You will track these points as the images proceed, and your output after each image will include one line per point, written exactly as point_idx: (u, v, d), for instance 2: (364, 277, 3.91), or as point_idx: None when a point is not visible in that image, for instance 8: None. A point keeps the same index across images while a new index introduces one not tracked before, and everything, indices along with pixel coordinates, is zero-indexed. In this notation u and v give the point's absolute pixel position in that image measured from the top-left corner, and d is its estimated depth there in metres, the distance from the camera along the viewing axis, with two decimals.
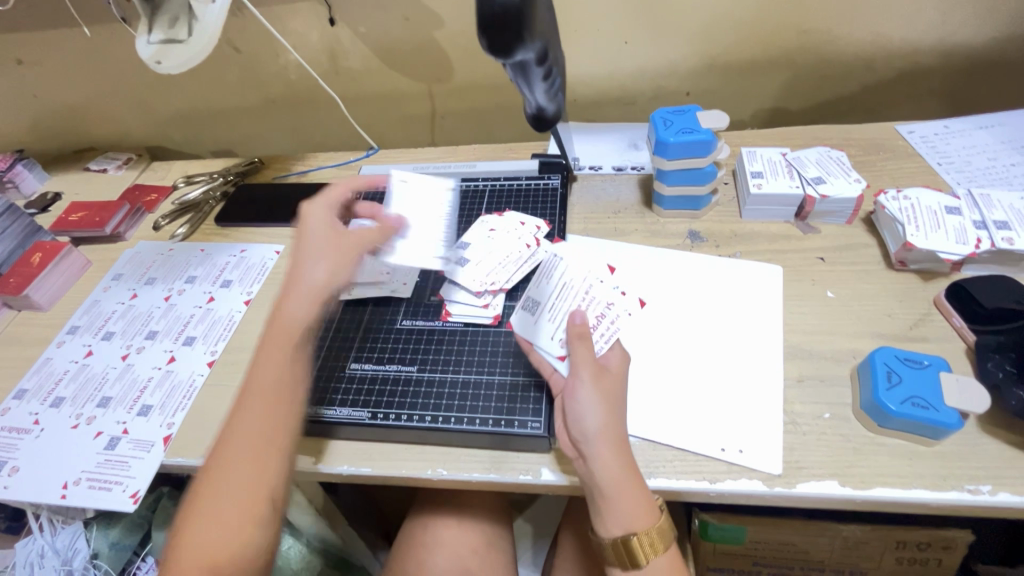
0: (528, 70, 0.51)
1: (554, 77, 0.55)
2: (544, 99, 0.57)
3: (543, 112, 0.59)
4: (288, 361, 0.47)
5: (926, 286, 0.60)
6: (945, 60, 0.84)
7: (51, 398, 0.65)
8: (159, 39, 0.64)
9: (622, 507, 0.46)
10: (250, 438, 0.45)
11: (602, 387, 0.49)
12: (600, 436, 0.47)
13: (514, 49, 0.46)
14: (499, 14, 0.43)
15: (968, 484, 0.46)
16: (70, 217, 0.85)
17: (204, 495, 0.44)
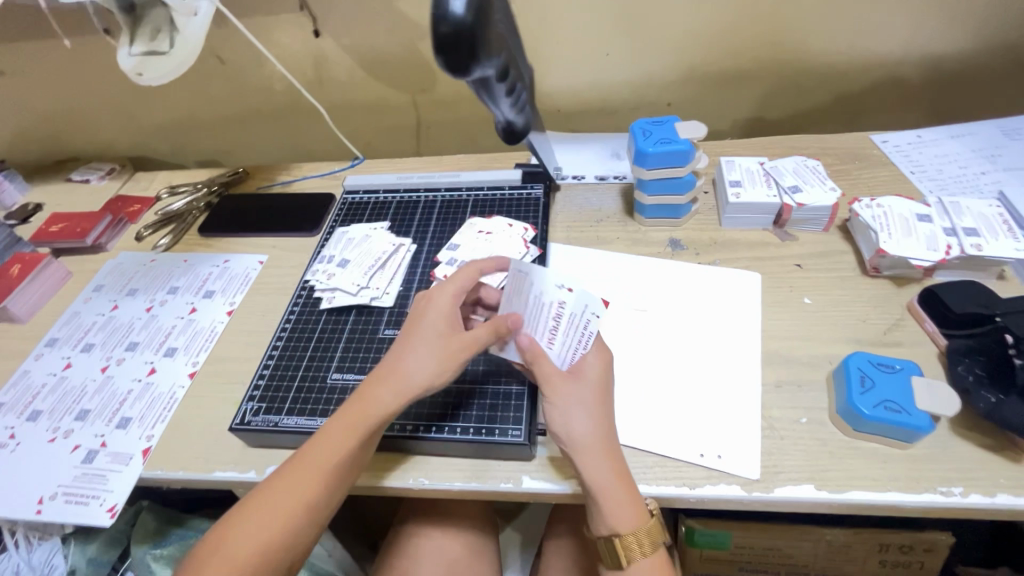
0: (489, 84, 0.58)
1: (515, 90, 0.61)
2: (511, 112, 0.63)
3: (512, 125, 0.64)
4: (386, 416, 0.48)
5: (900, 292, 0.61)
6: (916, 72, 0.87)
7: (27, 412, 0.65)
8: (140, 51, 0.64)
9: (612, 514, 0.47)
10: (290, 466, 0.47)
11: (577, 396, 0.49)
12: (583, 445, 0.47)
13: (471, 67, 0.53)
14: (453, 35, 0.50)
15: (941, 486, 0.47)
16: (51, 228, 0.85)
17: (259, 508, 0.45)
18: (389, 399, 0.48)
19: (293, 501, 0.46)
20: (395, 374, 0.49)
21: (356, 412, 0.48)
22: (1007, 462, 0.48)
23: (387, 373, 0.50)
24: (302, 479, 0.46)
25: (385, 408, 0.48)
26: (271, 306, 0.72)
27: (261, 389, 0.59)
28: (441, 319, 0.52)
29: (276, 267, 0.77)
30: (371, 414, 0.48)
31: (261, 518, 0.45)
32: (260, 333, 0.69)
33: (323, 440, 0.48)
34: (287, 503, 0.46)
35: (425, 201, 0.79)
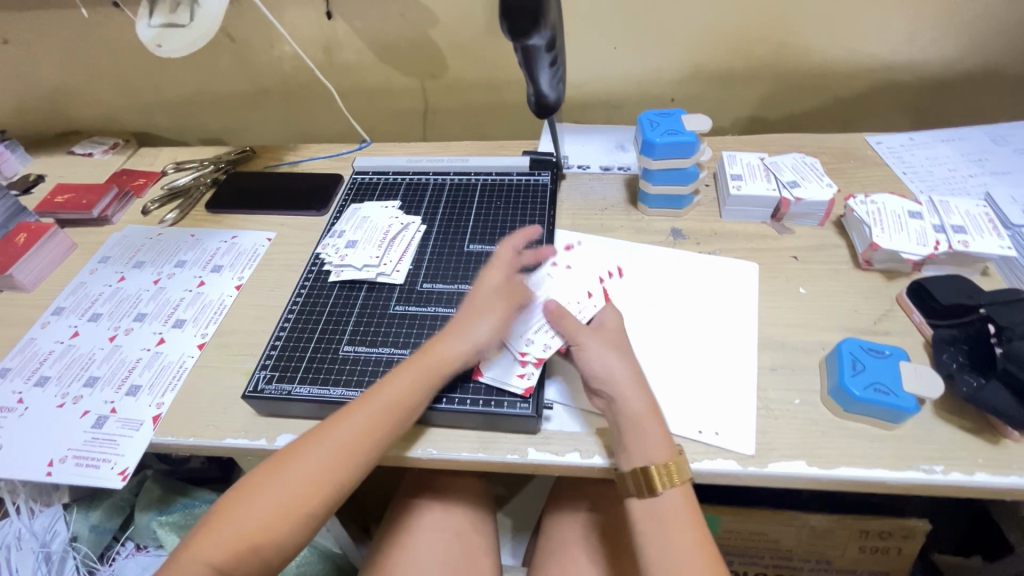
0: (537, 55, 0.60)
1: (557, 64, 0.63)
2: (548, 87, 0.65)
3: (544, 100, 0.66)
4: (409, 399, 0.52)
5: (889, 284, 0.64)
6: (910, 78, 0.90)
7: (35, 378, 0.65)
8: (159, 23, 0.65)
9: (647, 445, 0.50)
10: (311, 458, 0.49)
11: (604, 339, 0.56)
12: (627, 394, 0.52)
13: (530, 34, 0.56)
14: (519, 2, 0.53)
15: (923, 464, 0.50)
16: (56, 199, 0.85)
17: (268, 473, 0.48)
18: (400, 385, 0.52)
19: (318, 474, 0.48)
20: (428, 361, 0.54)
21: (392, 398, 0.52)
22: (985, 444, 0.51)
23: (441, 356, 0.54)
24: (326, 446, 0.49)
25: (405, 390, 0.52)
26: (279, 282, 0.73)
27: (273, 359, 0.60)
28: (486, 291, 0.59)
29: (284, 244, 0.78)
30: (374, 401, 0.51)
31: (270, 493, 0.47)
32: (269, 307, 0.70)
33: (346, 417, 0.51)
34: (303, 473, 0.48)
35: (434, 184, 0.80)
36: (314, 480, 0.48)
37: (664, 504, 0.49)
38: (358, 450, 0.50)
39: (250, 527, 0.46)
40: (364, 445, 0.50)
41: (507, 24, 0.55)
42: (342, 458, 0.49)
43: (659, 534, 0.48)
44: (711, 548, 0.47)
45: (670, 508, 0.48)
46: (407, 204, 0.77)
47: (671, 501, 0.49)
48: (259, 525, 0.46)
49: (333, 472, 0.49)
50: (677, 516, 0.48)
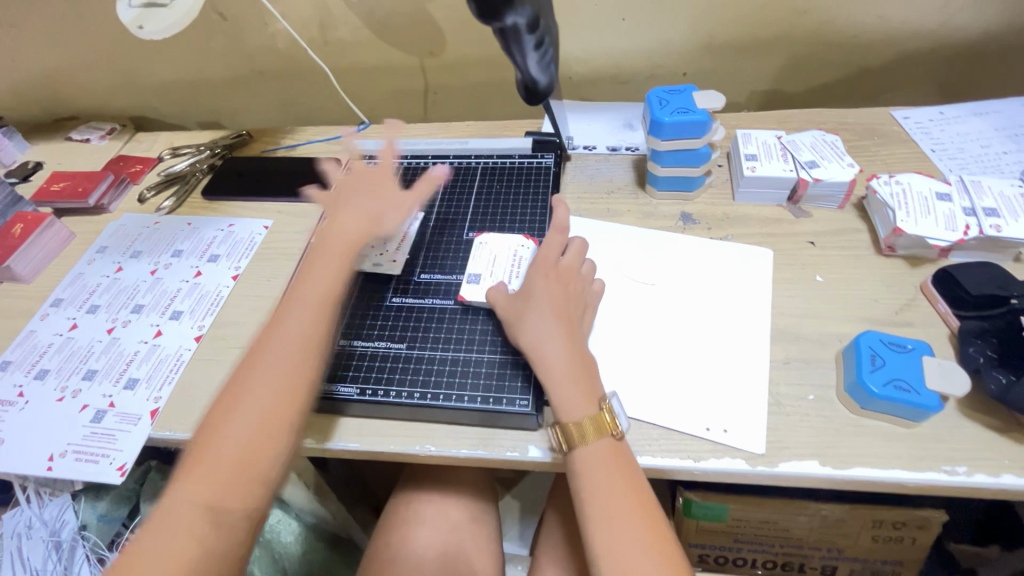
0: (519, 35, 0.59)
1: (545, 48, 0.61)
2: (538, 71, 0.61)
3: (534, 84, 0.62)
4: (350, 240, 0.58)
5: (913, 271, 0.61)
6: (943, 46, 0.84)
7: (35, 370, 0.65)
8: (140, 3, 0.61)
9: (562, 396, 0.50)
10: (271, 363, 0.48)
11: (536, 300, 0.54)
12: (540, 348, 0.52)
13: (502, 8, 0.56)
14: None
15: (945, 465, 0.47)
16: (52, 188, 0.83)
17: (235, 396, 0.47)
18: (308, 317, 0.51)
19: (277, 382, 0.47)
20: (342, 241, 0.58)
21: (343, 246, 0.57)
22: (1012, 444, 0.48)
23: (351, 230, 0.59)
24: (259, 382, 0.47)
25: (335, 277, 0.55)
26: (276, 272, 0.71)
27: None
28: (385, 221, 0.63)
29: (281, 233, 0.76)
30: (289, 333, 0.50)
31: (235, 418, 0.46)
32: (266, 298, 0.68)
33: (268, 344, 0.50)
34: (264, 387, 0.47)
35: (432, 168, 0.77)
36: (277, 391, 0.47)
37: (590, 464, 0.48)
38: (302, 365, 0.49)
39: (238, 444, 0.44)
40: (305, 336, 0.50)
41: (476, 1, 0.56)
42: (290, 384, 0.48)
43: (588, 499, 0.47)
44: (646, 499, 0.47)
45: (597, 466, 0.47)
46: (404, 191, 0.74)
47: (599, 461, 0.47)
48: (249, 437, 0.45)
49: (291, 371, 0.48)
50: (607, 479, 0.47)
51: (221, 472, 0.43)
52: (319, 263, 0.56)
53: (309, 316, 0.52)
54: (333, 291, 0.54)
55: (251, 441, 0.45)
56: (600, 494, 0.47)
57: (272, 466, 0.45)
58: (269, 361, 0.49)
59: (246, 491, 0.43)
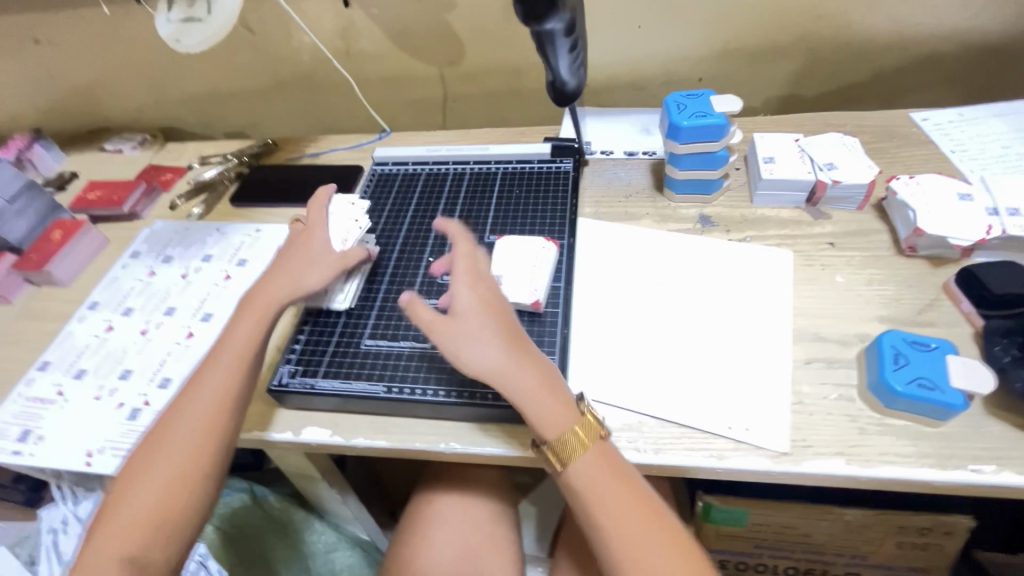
0: (555, 38, 0.61)
1: (576, 48, 0.63)
2: (568, 74, 0.64)
3: (563, 85, 0.65)
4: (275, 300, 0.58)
5: (935, 272, 0.61)
6: (960, 48, 0.84)
7: (73, 370, 0.67)
8: (178, 18, 0.64)
9: (566, 444, 0.48)
10: (187, 422, 0.51)
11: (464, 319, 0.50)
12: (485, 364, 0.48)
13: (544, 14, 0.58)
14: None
15: (971, 464, 0.47)
16: (88, 196, 0.87)
17: (151, 450, 0.50)
18: (223, 376, 0.53)
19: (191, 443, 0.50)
20: (262, 302, 0.58)
21: (263, 306, 0.57)
22: None
23: (273, 294, 0.58)
24: (174, 443, 0.50)
25: (247, 338, 0.56)
26: None
27: (296, 352, 0.61)
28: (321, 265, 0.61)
29: None
30: (204, 392, 0.52)
31: (150, 473, 0.49)
32: None
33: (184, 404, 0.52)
34: (172, 447, 0.50)
35: (453, 174, 0.79)
36: (187, 452, 0.50)
37: (607, 491, 0.47)
38: (219, 423, 0.51)
39: (145, 503, 0.48)
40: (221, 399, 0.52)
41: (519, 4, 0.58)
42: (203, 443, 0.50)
43: (614, 539, 0.46)
44: (653, 509, 0.47)
45: (598, 485, 0.47)
46: (426, 196, 0.76)
47: (597, 479, 0.48)
48: (158, 495, 0.48)
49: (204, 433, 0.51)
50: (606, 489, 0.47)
51: (138, 528, 0.47)
52: (242, 320, 0.57)
53: (224, 373, 0.54)
54: (249, 349, 0.55)
55: (161, 502, 0.48)
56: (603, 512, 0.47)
57: (193, 519, 0.49)
58: (184, 420, 0.51)
59: (165, 545, 0.47)
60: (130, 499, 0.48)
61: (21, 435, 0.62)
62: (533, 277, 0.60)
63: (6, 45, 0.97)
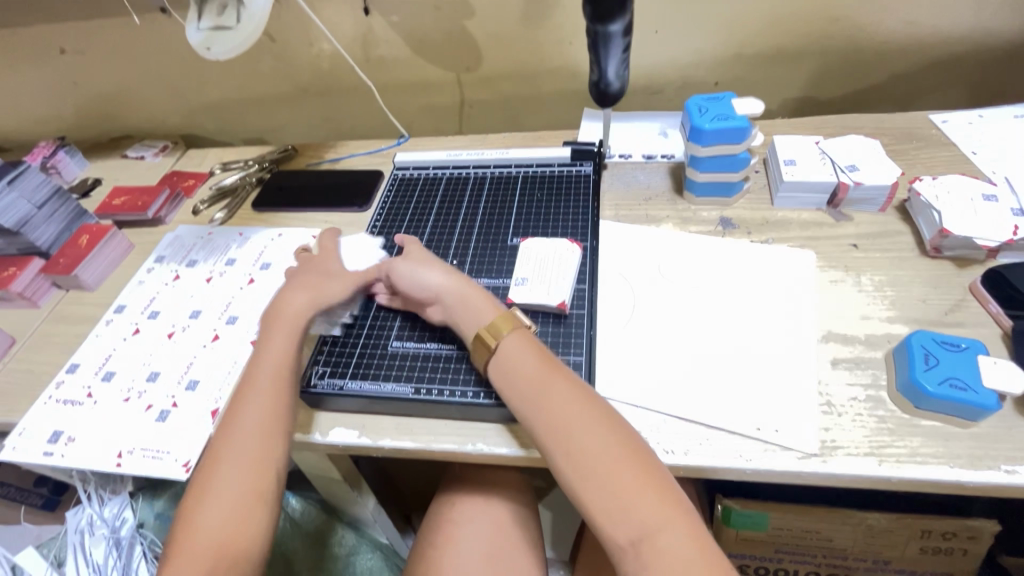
0: (612, 40, 0.61)
1: (629, 51, 0.63)
2: (614, 75, 0.64)
3: (608, 87, 0.65)
4: (298, 311, 0.58)
5: (961, 273, 0.60)
6: (978, 50, 0.84)
7: (102, 373, 0.68)
8: (208, 26, 0.65)
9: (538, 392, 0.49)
10: (240, 441, 0.50)
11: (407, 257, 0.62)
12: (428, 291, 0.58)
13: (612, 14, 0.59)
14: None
15: (1004, 464, 0.47)
16: (113, 202, 0.88)
17: (207, 473, 0.49)
18: (264, 390, 0.53)
19: (247, 457, 0.49)
20: (290, 319, 0.58)
21: (290, 322, 0.57)
22: None
23: (292, 311, 0.58)
24: (230, 467, 0.48)
25: (281, 352, 0.55)
26: None
27: (323, 355, 0.61)
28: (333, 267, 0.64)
29: None
30: (248, 413, 0.51)
31: (210, 497, 0.47)
32: None
33: (233, 422, 0.51)
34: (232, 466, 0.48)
35: (474, 178, 0.80)
36: (247, 468, 0.48)
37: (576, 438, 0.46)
38: (272, 440, 0.50)
39: (216, 524, 0.46)
40: (267, 412, 0.52)
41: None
42: (260, 461, 0.49)
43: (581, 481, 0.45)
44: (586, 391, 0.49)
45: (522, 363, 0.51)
46: (448, 199, 0.77)
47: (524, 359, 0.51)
48: (224, 517, 0.46)
49: (256, 444, 0.50)
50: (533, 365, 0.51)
51: (207, 552, 0.44)
52: (273, 336, 0.57)
53: (265, 391, 0.53)
54: (286, 366, 0.55)
55: (228, 522, 0.46)
56: (531, 383, 0.50)
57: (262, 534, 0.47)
58: (235, 440, 0.50)
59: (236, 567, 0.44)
60: (196, 525, 0.46)
61: (52, 436, 0.63)
62: (560, 279, 0.61)
63: (32, 54, 0.99)
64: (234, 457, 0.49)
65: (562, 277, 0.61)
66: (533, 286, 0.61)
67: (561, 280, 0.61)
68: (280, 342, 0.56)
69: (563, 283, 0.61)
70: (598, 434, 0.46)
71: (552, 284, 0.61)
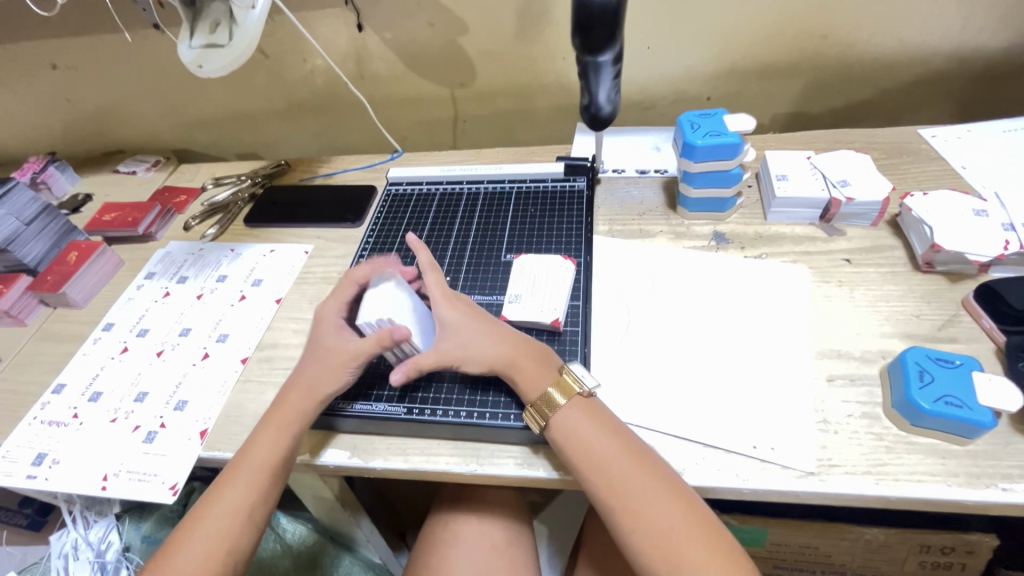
0: (601, 68, 0.60)
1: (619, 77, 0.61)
2: (605, 99, 0.62)
3: (599, 112, 0.63)
4: (306, 406, 0.54)
5: (953, 288, 0.61)
6: (965, 66, 0.85)
7: (88, 393, 0.67)
8: (200, 44, 0.65)
9: (602, 462, 0.49)
10: (206, 534, 0.49)
11: (455, 325, 0.55)
12: (483, 356, 0.54)
13: (602, 44, 0.57)
14: (595, 12, 0.55)
15: (1001, 482, 0.47)
16: (103, 217, 0.87)
17: (164, 561, 0.48)
18: (243, 483, 0.51)
19: (205, 555, 0.48)
20: (286, 409, 0.54)
21: (286, 414, 0.54)
22: None
23: (297, 403, 0.54)
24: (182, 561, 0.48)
25: (267, 447, 0.52)
26: (318, 295, 0.73)
27: None
28: (329, 336, 0.56)
29: (321, 258, 0.78)
30: (222, 504, 0.50)
31: None
32: (309, 321, 0.70)
33: (206, 510, 0.50)
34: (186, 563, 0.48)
35: (468, 193, 0.79)
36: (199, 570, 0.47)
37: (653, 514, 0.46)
38: (237, 537, 0.49)
39: None
40: (243, 507, 0.50)
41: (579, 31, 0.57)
42: (214, 556, 0.48)
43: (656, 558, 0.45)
44: (648, 460, 0.49)
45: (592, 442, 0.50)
46: (441, 216, 0.77)
47: (592, 436, 0.50)
48: None
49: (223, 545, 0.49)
50: (595, 435, 0.50)
51: None
52: (269, 422, 0.54)
53: (244, 483, 0.51)
54: (273, 459, 0.52)
55: None
56: (586, 450, 0.49)
57: None
58: (200, 533, 0.49)
59: None
60: None
61: (36, 459, 0.62)
62: (555, 296, 0.61)
63: (23, 70, 0.99)
64: (194, 552, 0.48)
65: (557, 292, 0.61)
66: (526, 303, 0.61)
67: (555, 296, 0.61)
68: (268, 437, 0.53)
69: (558, 300, 0.60)
70: (659, 504, 0.46)
71: (546, 300, 0.60)
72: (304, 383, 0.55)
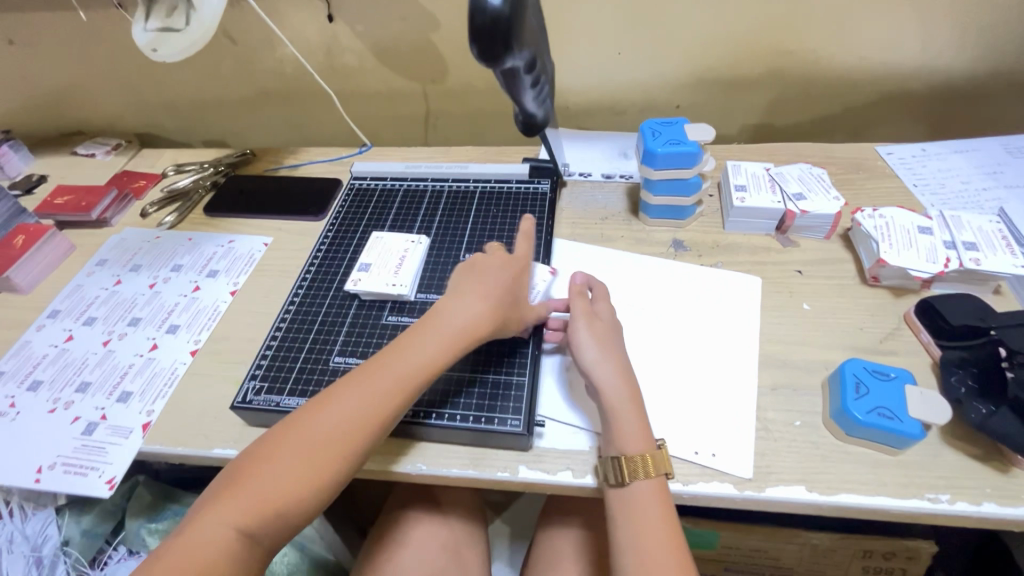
0: (517, 77, 0.58)
1: (539, 82, 0.62)
2: (533, 105, 0.64)
3: (531, 118, 0.65)
4: (456, 331, 0.53)
5: (897, 301, 0.62)
6: (924, 86, 0.87)
7: (28, 382, 0.65)
8: (155, 27, 0.64)
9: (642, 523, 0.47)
10: (298, 445, 0.45)
11: (604, 374, 0.53)
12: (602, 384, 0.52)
13: (503, 56, 0.54)
14: (489, 26, 0.51)
15: (928, 493, 0.48)
16: (55, 201, 0.85)
17: (244, 473, 0.44)
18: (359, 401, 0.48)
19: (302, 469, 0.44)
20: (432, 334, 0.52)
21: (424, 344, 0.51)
22: (994, 473, 0.49)
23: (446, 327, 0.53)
24: (281, 465, 0.44)
25: (411, 370, 0.50)
26: (274, 288, 0.72)
27: (263, 369, 0.60)
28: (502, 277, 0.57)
29: (279, 250, 0.77)
30: (336, 412, 0.47)
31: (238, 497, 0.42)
32: (264, 314, 0.69)
33: (326, 405, 0.47)
34: (292, 463, 0.44)
35: (431, 191, 0.79)
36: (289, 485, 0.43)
37: None
38: (328, 462, 0.45)
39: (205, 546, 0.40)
40: (359, 425, 0.47)
41: (478, 50, 0.53)
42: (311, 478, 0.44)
43: None
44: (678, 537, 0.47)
45: (644, 501, 0.48)
46: (403, 213, 0.76)
47: (647, 496, 0.48)
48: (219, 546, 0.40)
49: (328, 461, 0.45)
50: (652, 503, 0.48)
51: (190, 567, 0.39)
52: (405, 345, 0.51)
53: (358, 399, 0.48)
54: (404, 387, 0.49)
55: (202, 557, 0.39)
56: (637, 508, 0.48)
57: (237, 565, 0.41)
58: (291, 447, 0.45)
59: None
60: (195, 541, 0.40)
61: None
62: None
63: None
64: (290, 467, 0.44)
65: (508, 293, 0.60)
66: None
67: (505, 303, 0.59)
68: (400, 364, 0.50)
69: None
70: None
71: None
72: (448, 323, 0.53)
